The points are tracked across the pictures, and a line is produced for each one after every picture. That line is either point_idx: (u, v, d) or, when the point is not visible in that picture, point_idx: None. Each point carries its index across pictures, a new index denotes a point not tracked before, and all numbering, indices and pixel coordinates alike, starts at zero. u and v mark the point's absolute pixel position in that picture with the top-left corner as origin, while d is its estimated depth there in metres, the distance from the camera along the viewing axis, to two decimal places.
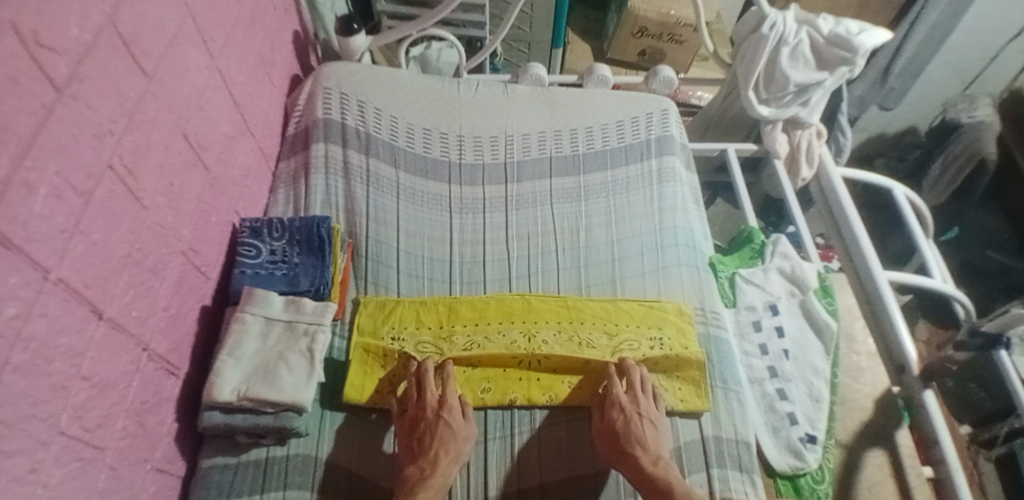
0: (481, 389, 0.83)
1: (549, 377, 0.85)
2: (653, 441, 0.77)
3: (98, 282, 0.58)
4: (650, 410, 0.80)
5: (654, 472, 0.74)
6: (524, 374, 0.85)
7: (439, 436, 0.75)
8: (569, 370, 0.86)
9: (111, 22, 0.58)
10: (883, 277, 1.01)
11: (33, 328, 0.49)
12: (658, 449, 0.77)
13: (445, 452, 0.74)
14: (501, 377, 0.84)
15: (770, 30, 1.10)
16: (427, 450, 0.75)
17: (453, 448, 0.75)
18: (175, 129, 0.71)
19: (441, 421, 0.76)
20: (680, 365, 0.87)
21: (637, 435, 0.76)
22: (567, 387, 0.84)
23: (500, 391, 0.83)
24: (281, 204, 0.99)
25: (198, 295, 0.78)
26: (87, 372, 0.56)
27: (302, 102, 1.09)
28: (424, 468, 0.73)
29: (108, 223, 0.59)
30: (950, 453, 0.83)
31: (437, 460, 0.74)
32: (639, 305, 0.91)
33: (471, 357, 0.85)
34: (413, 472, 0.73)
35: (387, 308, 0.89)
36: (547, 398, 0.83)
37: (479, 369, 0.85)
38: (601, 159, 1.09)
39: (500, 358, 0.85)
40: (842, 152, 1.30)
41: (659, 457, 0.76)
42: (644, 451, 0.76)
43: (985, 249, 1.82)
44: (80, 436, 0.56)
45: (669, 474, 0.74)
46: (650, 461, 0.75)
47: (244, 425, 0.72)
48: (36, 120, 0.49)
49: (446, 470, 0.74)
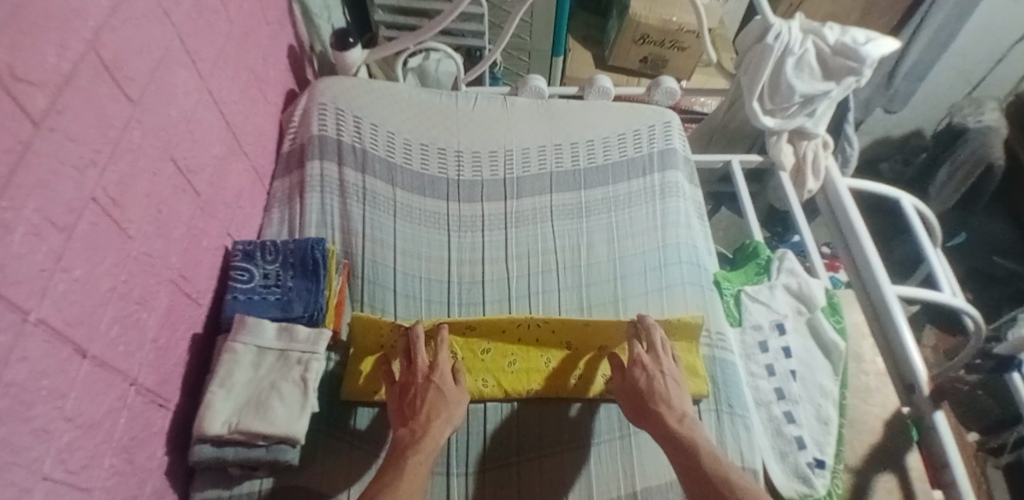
0: (481, 351, 0.86)
1: (547, 340, 0.87)
2: (677, 399, 0.76)
3: (82, 320, 0.56)
4: (673, 367, 0.80)
5: (678, 429, 0.72)
6: (524, 337, 0.87)
7: (430, 399, 0.73)
8: (568, 331, 0.86)
9: (93, 49, 0.56)
10: (894, 295, 0.98)
11: (13, 373, 0.47)
12: (683, 407, 0.75)
13: (436, 412, 0.72)
14: (500, 341, 0.87)
15: (775, 40, 1.06)
16: (418, 412, 0.73)
17: (446, 408, 0.73)
18: (162, 155, 0.69)
19: (432, 384, 0.75)
20: (676, 325, 0.88)
21: (660, 393, 0.76)
22: (567, 353, 0.86)
23: (500, 354, 0.86)
24: (275, 224, 0.97)
25: (188, 323, 0.76)
26: (71, 413, 0.54)
27: (297, 118, 1.06)
28: (415, 430, 0.71)
29: (91, 258, 0.57)
30: (963, 478, 0.80)
31: (429, 421, 0.71)
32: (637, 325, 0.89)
33: (470, 320, 0.86)
34: (405, 433, 0.71)
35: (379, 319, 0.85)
36: (546, 360, 0.85)
37: (479, 332, 0.86)
38: (603, 173, 1.07)
39: (500, 322, 0.86)
40: (848, 162, 1.27)
41: (684, 415, 0.74)
42: (669, 409, 0.74)
43: (993, 255, 1.79)
44: (65, 479, 0.54)
45: (694, 432, 0.72)
46: (675, 419, 0.74)
47: (235, 458, 0.70)
48: (13, 157, 0.47)
49: (439, 432, 0.71)
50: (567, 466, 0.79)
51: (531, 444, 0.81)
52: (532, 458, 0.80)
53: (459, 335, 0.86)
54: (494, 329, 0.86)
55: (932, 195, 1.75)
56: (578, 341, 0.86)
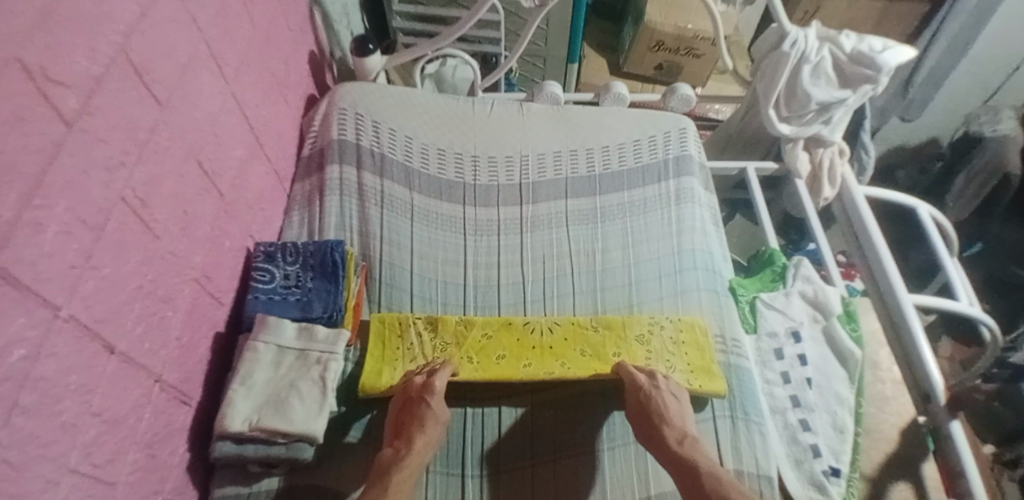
0: (495, 356, 0.86)
1: (560, 345, 0.87)
2: (678, 418, 0.77)
3: (110, 317, 0.57)
4: (670, 384, 0.81)
5: (678, 450, 0.74)
6: (538, 343, 0.87)
7: (418, 417, 0.76)
8: (580, 339, 0.88)
9: (122, 52, 0.58)
10: (911, 302, 0.97)
11: (41, 368, 0.48)
12: (684, 427, 0.77)
13: (421, 431, 0.74)
14: (516, 346, 0.87)
15: (791, 47, 1.07)
16: (404, 431, 0.75)
17: (430, 427, 0.75)
18: (187, 156, 0.71)
19: (422, 401, 0.77)
20: (684, 330, 0.90)
21: (660, 412, 0.77)
22: (581, 358, 0.86)
23: (514, 359, 0.85)
24: (295, 226, 0.99)
25: (211, 322, 0.78)
26: (98, 407, 0.56)
27: (317, 123, 1.08)
28: (399, 449, 0.73)
29: (118, 257, 0.58)
30: (976, 484, 0.80)
31: (412, 439, 0.74)
32: (649, 331, 0.90)
33: (486, 326, 0.88)
34: (388, 453, 0.74)
35: (397, 322, 0.87)
36: (560, 364, 0.85)
37: (495, 338, 0.88)
38: (618, 179, 1.07)
39: (514, 329, 0.89)
40: (865, 170, 1.27)
41: (685, 435, 0.76)
42: (670, 428, 0.76)
43: (1011, 264, 1.71)
44: (90, 473, 0.55)
45: (695, 452, 0.74)
46: (675, 439, 0.75)
47: (255, 455, 0.71)
48: (46, 158, 0.49)
49: (422, 450, 0.73)
50: (580, 471, 0.79)
51: (544, 449, 0.81)
52: (545, 461, 0.80)
53: (473, 341, 0.87)
54: (509, 337, 0.88)
55: (949, 203, 1.70)
56: (592, 349, 0.87)
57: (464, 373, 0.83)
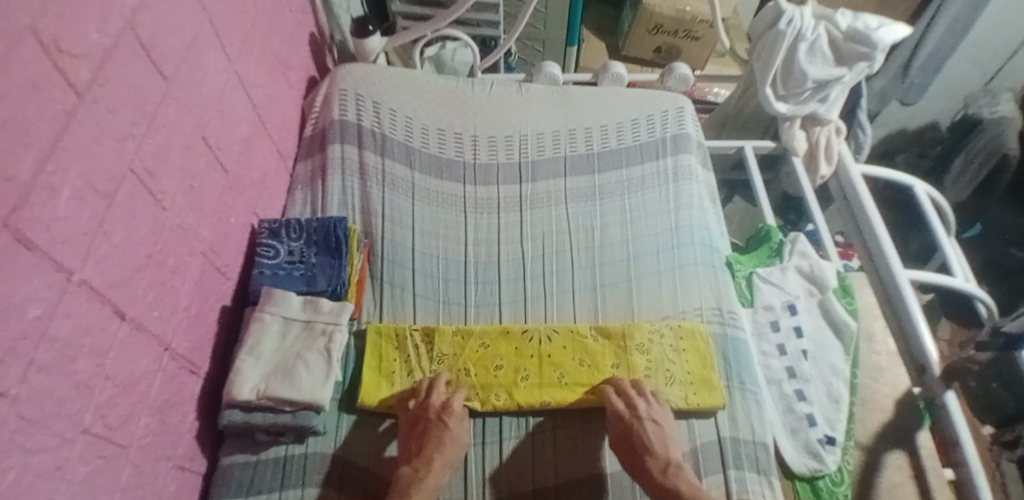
0: (493, 367, 0.85)
1: (559, 353, 0.87)
2: (661, 445, 0.77)
3: (121, 282, 0.59)
4: (660, 412, 0.80)
5: (663, 479, 0.74)
6: (536, 352, 0.87)
7: (435, 437, 0.76)
8: (579, 348, 0.87)
9: (131, 26, 0.60)
10: (906, 277, 0.98)
11: (57, 328, 0.50)
12: (667, 454, 0.77)
13: (439, 452, 0.75)
14: (513, 356, 0.86)
15: (787, 26, 1.09)
16: (423, 451, 0.75)
17: (450, 449, 0.76)
18: (194, 132, 0.72)
19: (440, 422, 0.77)
20: (685, 336, 0.88)
21: (643, 442, 0.76)
22: (580, 369, 0.86)
23: (512, 369, 0.85)
24: (298, 205, 1.00)
25: (218, 295, 0.80)
26: (110, 371, 0.57)
27: (318, 104, 1.10)
28: (418, 469, 0.74)
29: (130, 225, 0.60)
30: (971, 454, 0.80)
31: (432, 460, 0.74)
32: (649, 339, 0.88)
33: (483, 335, 0.88)
34: (407, 471, 0.74)
35: (391, 334, 0.86)
36: (558, 375, 0.85)
37: (492, 348, 0.87)
38: (616, 157, 1.08)
39: (512, 337, 0.88)
40: (862, 149, 1.28)
41: (669, 463, 0.76)
42: (653, 457, 0.76)
43: (1010, 246, 1.71)
44: (103, 433, 0.57)
45: (681, 480, 0.73)
46: (660, 469, 0.75)
47: (263, 423, 0.74)
48: (59, 125, 0.50)
49: (440, 473, 0.74)
50: (580, 438, 0.82)
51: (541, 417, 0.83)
52: (546, 430, 0.82)
53: (472, 351, 0.86)
54: (507, 346, 0.87)
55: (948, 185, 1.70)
56: (590, 358, 0.87)
57: (461, 387, 0.84)
